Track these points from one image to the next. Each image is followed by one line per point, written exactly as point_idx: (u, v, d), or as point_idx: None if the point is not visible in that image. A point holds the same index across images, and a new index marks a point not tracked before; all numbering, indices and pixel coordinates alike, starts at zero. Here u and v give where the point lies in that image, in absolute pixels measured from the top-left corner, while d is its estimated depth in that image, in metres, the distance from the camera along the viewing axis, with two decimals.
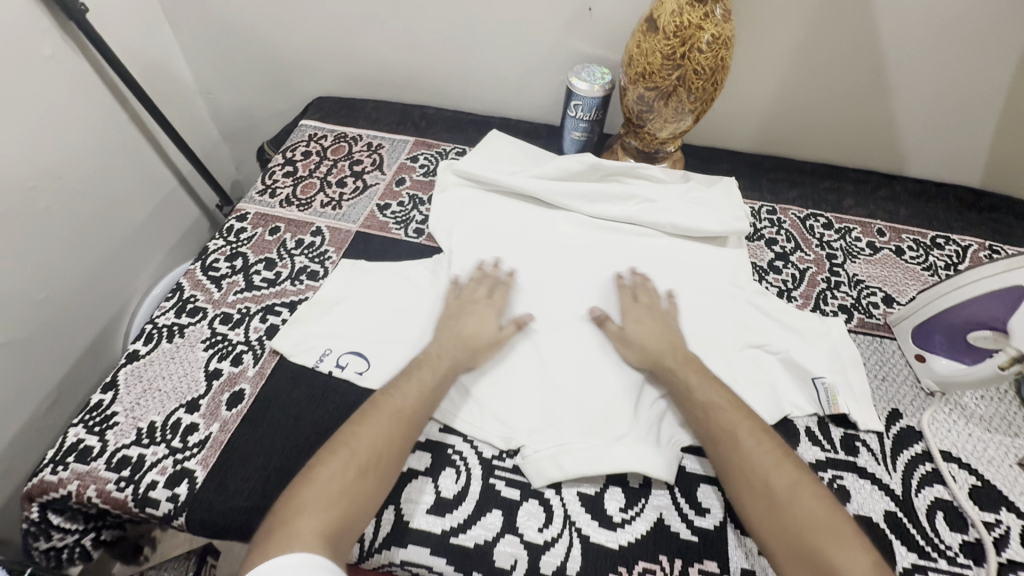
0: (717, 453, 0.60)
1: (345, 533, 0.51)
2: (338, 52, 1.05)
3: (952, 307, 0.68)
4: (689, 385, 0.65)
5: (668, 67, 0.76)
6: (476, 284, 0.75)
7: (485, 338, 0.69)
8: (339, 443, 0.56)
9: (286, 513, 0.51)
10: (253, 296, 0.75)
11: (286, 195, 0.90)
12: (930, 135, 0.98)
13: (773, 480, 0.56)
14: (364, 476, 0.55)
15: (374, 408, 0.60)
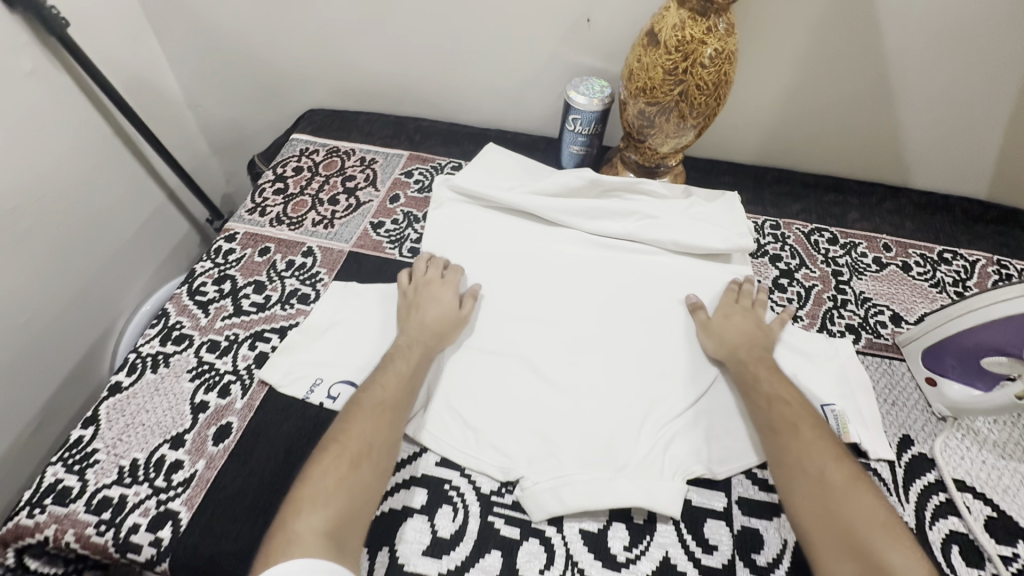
0: (772, 439, 0.60)
1: (348, 529, 0.51)
2: (330, 63, 1.02)
3: (964, 330, 0.67)
4: (761, 375, 0.66)
5: (670, 82, 0.74)
6: (426, 268, 0.76)
7: (448, 320, 0.70)
8: (330, 439, 0.57)
9: (286, 513, 0.51)
10: (242, 321, 0.73)
11: (276, 213, 0.87)
12: (936, 147, 0.96)
13: (828, 473, 0.56)
14: (359, 471, 0.55)
15: (356, 405, 0.60)
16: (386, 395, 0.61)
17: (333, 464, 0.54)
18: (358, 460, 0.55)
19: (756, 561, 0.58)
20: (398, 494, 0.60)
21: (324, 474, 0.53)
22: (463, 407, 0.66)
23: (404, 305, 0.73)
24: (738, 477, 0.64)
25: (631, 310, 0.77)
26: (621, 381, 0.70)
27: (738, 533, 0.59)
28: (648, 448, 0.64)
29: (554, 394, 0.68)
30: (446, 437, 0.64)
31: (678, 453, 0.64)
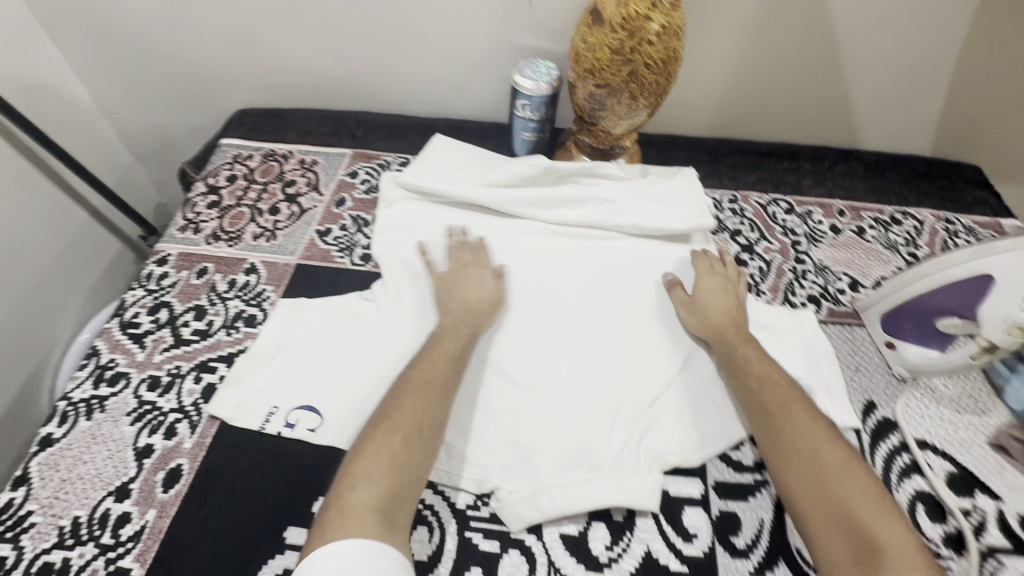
0: (765, 422, 0.60)
1: (398, 507, 0.52)
2: (258, 58, 0.94)
3: (922, 294, 0.68)
4: (749, 357, 0.66)
5: (618, 62, 0.71)
6: (457, 251, 0.76)
7: (490, 302, 0.71)
8: (382, 417, 0.57)
9: (340, 484, 0.52)
10: (184, 352, 0.67)
11: (211, 228, 0.81)
12: (882, 106, 0.96)
13: (822, 454, 0.56)
14: (408, 450, 0.55)
15: (407, 383, 0.61)
16: (435, 373, 0.62)
17: (385, 441, 0.55)
18: (409, 439, 0.56)
19: (735, 544, 0.58)
20: None
21: (379, 450, 0.54)
22: None
23: (440, 287, 0.73)
24: (713, 462, 0.64)
25: (597, 295, 0.76)
26: (591, 377, 0.68)
27: (716, 518, 0.60)
28: (622, 445, 0.63)
29: (524, 396, 0.66)
30: None
31: (653, 446, 0.64)
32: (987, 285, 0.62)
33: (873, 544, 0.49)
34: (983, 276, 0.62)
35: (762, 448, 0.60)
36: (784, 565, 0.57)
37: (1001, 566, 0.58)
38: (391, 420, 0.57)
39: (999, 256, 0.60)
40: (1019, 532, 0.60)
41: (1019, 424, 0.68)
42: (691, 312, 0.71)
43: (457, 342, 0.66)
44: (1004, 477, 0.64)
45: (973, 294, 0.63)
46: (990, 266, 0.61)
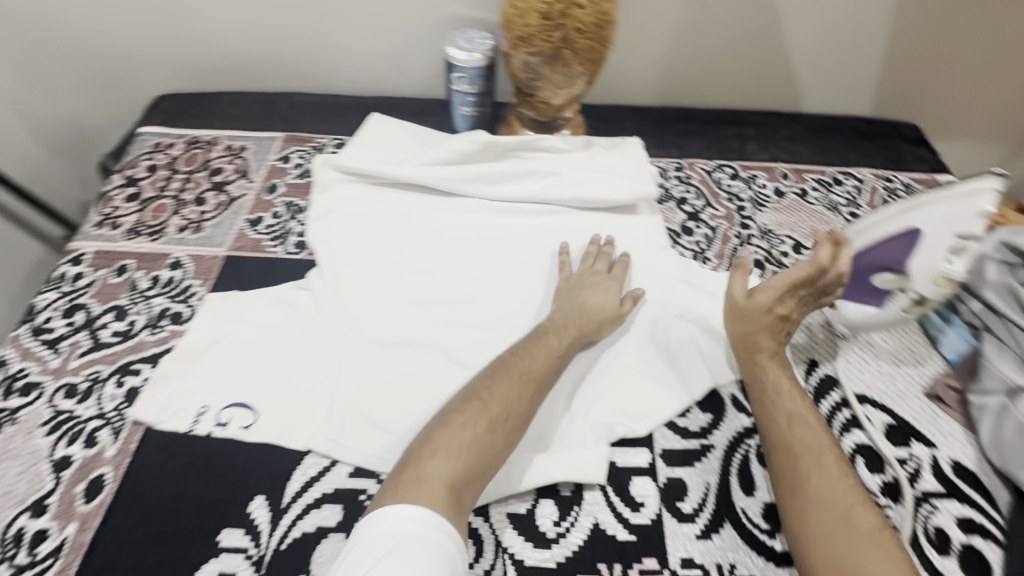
0: (794, 467, 0.57)
1: (466, 489, 0.52)
2: (177, 36, 0.90)
3: (856, 254, 0.67)
4: (782, 384, 0.63)
5: (548, 27, 0.69)
6: (591, 258, 0.74)
7: (612, 313, 0.68)
8: (473, 398, 0.58)
9: (421, 451, 0.53)
10: (104, 355, 0.63)
11: (131, 222, 0.76)
12: (822, 65, 0.96)
13: (853, 513, 0.53)
14: (493, 435, 0.55)
15: (505, 369, 0.61)
16: (534, 368, 0.62)
17: (471, 421, 0.56)
18: (494, 424, 0.56)
19: (682, 509, 0.58)
20: (309, 515, 0.55)
21: (462, 427, 0.55)
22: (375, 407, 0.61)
23: (568, 284, 0.72)
24: (660, 430, 0.64)
25: (544, 272, 0.74)
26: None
27: (663, 485, 0.60)
28: (567, 419, 0.62)
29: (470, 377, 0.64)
30: (357, 443, 0.59)
31: (598, 419, 0.63)
32: (917, 239, 0.63)
33: None
34: (911, 229, 0.63)
35: (779, 496, 0.57)
36: (729, 526, 0.58)
37: (935, 509, 0.60)
38: (485, 400, 0.58)
39: (926, 210, 0.62)
40: (950, 475, 0.63)
41: (952, 373, 0.70)
42: (743, 301, 0.67)
43: (561, 342, 0.65)
44: (937, 424, 0.67)
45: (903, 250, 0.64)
46: (918, 220, 0.63)
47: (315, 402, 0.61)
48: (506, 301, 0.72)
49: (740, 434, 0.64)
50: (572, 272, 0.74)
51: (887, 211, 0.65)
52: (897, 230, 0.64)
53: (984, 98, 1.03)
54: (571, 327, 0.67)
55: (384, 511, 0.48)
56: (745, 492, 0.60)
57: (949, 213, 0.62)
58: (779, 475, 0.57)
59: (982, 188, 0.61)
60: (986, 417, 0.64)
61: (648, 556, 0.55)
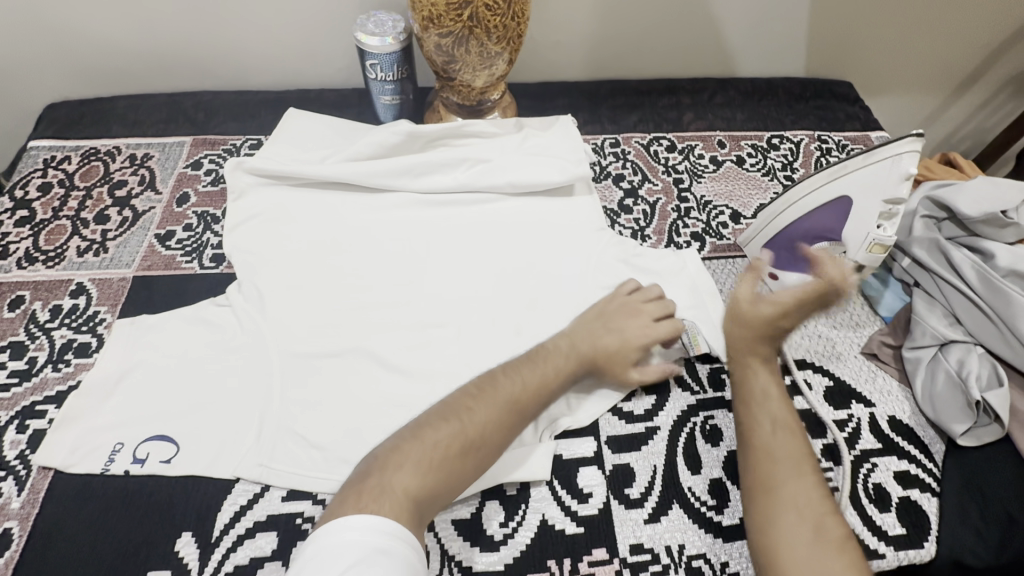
0: (769, 471, 0.54)
1: (428, 506, 0.49)
2: (57, 36, 0.82)
3: (793, 223, 0.67)
4: (769, 390, 0.59)
5: (456, 4, 0.65)
6: (640, 296, 0.67)
7: (618, 355, 0.63)
8: (452, 414, 0.54)
9: (386, 461, 0.50)
10: (1, 399, 0.58)
11: (24, 249, 0.70)
12: (751, 28, 0.94)
13: (826, 524, 0.50)
14: (466, 457, 0.52)
15: (492, 388, 0.57)
16: (520, 393, 0.57)
17: (440, 436, 0.52)
18: (468, 445, 0.53)
19: (629, 495, 0.58)
20: (242, 547, 0.52)
21: (434, 443, 0.52)
22: (306, 424, 0.58)
23: (589, 313, 0.66)
24: (605, 417, 0.63)
25: (479, 263, 0.72)
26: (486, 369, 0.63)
27: (610, 473, 0.59)
28: None
29: (405, 382, 0.61)
30: (289, 464, 0.56)
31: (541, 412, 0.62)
32: (846, 206, 0.63)
33: None
34: (840, 197, 0.63)
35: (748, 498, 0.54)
36: (677, 507, 0.57)
37: (874, 467, 0.62)
38: (466, 411, 0.54)
39: (850, 175, 0.62)
40: (887, 431, 0.64)
41: (887, 330, 0.71)
42: (745, 304, 0.61)
43: (555, 366, 0.61)
44: (875, 382, 0.68)
45: (836, 217, 0.64)
46: (847, 185, 0.63)
47: (240, 427, 0.58)
48: (491, 309, 0.68)
49: (684, 413, 0.64)
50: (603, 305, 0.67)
51: (819, 178, 0.64)
52: (825, 198, 0.64)
53: (910, 51, 1.04)
54: (573, 355, 0.62)
55: (338, 519, 0.45)
56: (692, 471, 0.60)
57: (874, 177, 0.61)
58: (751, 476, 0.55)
59: (906, 149, 0.60)
60: (919, 371, 0.65)
61: (597, 546, 0.55)
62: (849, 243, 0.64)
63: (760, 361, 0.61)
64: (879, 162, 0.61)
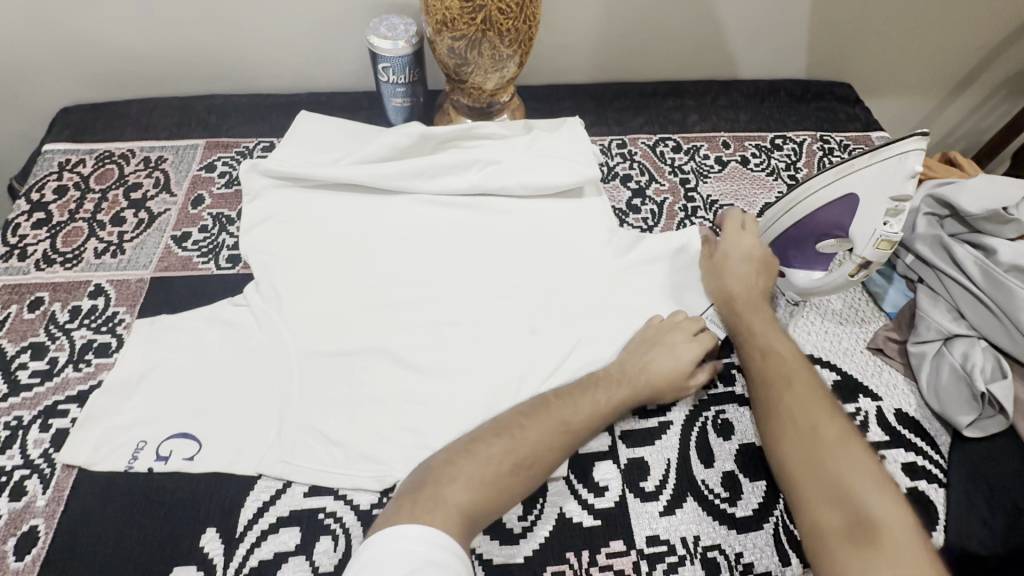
0: (765, 391, 0.59)
1: (478, 521, 0.50)
2: (69, 41, 0.82)
3: (799, 221, 0.70)
4: (757, 326, 0.65)
5: (469, 9, 0.67)
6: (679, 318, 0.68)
7: (673, 382, 0.63)
8: (505, 429, 0.55)
9: (441, 473, 0.51)
10: (23, 399, 0.59)
11: (42, 251, 0.71)
12: (753, 31, 0.96)
13: (822, 427, 0.54)
14: (515, 477, 0.52)
15: (545, 410, 0.57)
16: (575, 417, 0.57)
17: (492, 455, 0.53)
18: (519, 465, 0.53)
19: (644, 488, 0.59)
20: (266, 541, 0.53)
21: (487, 461, 0.52)
22: (326, 422, 0.59)
23: (640, 338, 0.66)
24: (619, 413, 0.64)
25: (493, 262, 0.73)
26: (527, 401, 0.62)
27: (625, 467, 0.60)
28: None
29: (422, 380, 0.62)
30: (310, 461, 0.57)
31: None
32: (852, 203, 0.65)
33: (870, 529, 0.47)
34: (846, 193, 0.65)
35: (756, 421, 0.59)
36: (692, 500, 0.58)
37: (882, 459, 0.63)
38: (520, 427, 0.55)
39: (856, 175, 0.64)
40: (894, 424, 0.65)
41: (893, 325, 0.72)
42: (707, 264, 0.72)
43: (611, 396, 0.60)
44: (882, 376, 0.69)
45: (843, 214, 0.66)
46: (853, 184, 0.64)
47: (261, 425, 0.58)
48: (505, 308, 0.69)
49: (696, 407, 0.65)
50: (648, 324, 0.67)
51: (824, 177, 0.66)
52: (832, 197, 0.66)
53: (910, 53, 1.06)
54: (628, 383, 0.61)
55: (393, 528, 0.46)
56: (705, 464, 0.61)
57: (881, 177, 0.62)
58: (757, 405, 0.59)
59: (912, 146, 0.60)
60: (924, 365, 0.67)
61: (614, 539, 0.56)
62: (856, 241, 0.65)
63: (743, 304, 0.67)
64: (883, 161, 0.62)
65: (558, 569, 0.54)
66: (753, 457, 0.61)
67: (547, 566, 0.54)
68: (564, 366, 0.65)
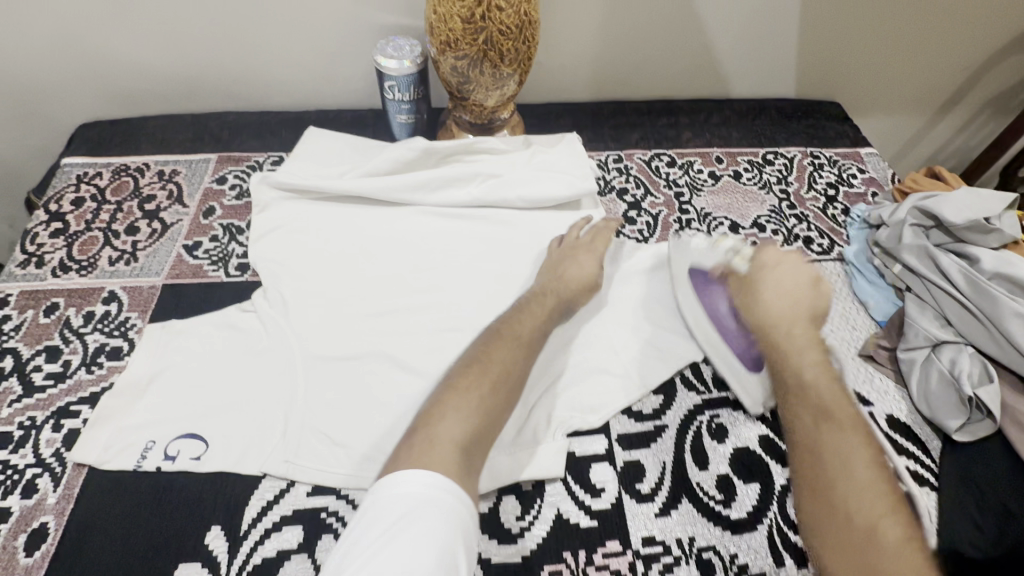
0: (810, 429, 0.59)
1: (478, 446, 0.53)
2: (91, 62, 0.87)
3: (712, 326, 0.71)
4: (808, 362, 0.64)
5: (471, 30, 0.70)
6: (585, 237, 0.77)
7: (587, 285, 0.71)
8: (476, 362, 0.60)
9: (429, 415, 0.54)
10: (37, 400, 0.61)
11: (58, 260, 0.73)
12: (744, 54, 1.00)
13: (862, 482, 0.54)
14: (498, 394, 0.57)
15: (499, 339, 0.63)
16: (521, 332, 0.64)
17: (475, 386, 0.57)
18: (497, 385, 0.58)
19: (640, 490, 0.60)
20: (269, 539, 0.54)
21: (469, 392, 0.56)
22: (331, 424, 0.60)
23: (554, 254, 0.74)
24: (615, 417, 0.65)
25: (492, 269, 0.75)
26: (535, 398, 0.65)
27: (621, 469, 0.62)
28: (521, 420, 0.63)
29: (422, 383, 0.64)
30: (314, 461, 0.58)
31: (553, 413, 0.64)
32: (699, 269, 0.75)
33: None
34: (688, 274, 0.75)
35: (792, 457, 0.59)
36: (686, 501, 0.60)
37: None
38: (488, 358, 0.60)
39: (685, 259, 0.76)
40: (887, 429, 0.67)
41: (882, 332, 0.74)
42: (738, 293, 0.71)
43: (543, 312, 0.68)
44: (873, 383, 0.70)
45: (704, 287, 0.73)
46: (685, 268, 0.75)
47: (267, 424, 0.60)
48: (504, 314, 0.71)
49: (690, 412, 0.66)
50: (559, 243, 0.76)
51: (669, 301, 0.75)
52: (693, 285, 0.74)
53: (896, 73, 1.10)
54: (550, 292, 0.70)
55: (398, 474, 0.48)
56: (700, 467, 0.62)
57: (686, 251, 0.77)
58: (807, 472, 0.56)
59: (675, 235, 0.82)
60: (914, 371, 0.68)
61: (611, 539, 0.57)
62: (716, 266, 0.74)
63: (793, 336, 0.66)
64: (700, 241, 0.77)
65: (556, 568, 0.55)
66: (747, 461, 0.63)
67: (544, 566, 0.55)
68: (562, 365, 0.68)
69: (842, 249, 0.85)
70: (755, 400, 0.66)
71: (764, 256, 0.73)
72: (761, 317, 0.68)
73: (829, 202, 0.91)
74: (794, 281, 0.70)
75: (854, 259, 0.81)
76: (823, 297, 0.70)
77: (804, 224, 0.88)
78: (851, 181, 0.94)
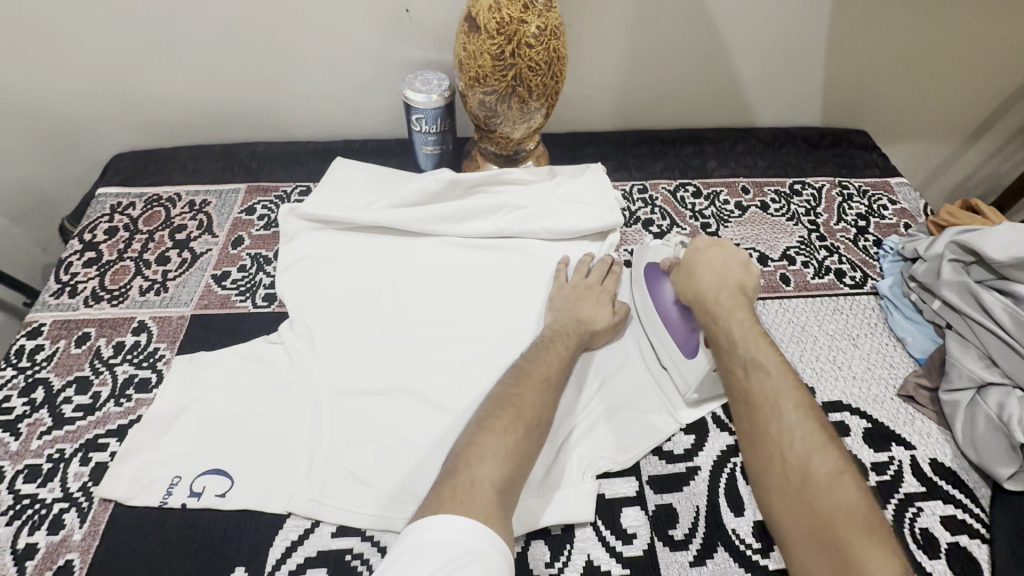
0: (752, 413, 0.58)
1: (511, 493, 0.51)
2: (130, 97, 0.89)
3: (658, 317, 0.69)
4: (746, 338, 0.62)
5: (500, 66, 0.71)
6: (597, 270, 0.76)
7: (605, 323, 0.70)
8: (506, 401, 0.57)
9: (468, 455, 0.51)
10: (66, 433, 0.61)
11: (91, 290, 0.74)
12: (769, 85, 1.00)
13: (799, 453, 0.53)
14: (531, 436, 0.55)
15: (525, 376, 0.61)
16: (551, 370, 0.62)
17: (510, 427, 0.54)
18: (531, 426, 0.56)
19: (674, 537, 0.58)
20: None
21: (505, 432, 0.54)
22: (356, 461, 0.60)
23: (563, 294, 0.73)
24: (646, 458, 0.64)
25: (517, 301, 0.74)
26: (563, 438, 0.63)
27: (653, 513, 0.59)
28: (549, 459, 0.61)
29: (447, 419, 0.63)
30: (340, 501, 0.57)
31: (583, 454, 0.62)
32: (652, 267, 0.73)
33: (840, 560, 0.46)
34: (643, 271, 0.74)
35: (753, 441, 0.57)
36: (722, 550, 0.57)
37: (920, 511, 0.61)
38: (516, 397, 0.58)
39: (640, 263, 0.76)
40: (930, 475, 0.64)
41: (923, 371, 0.71)
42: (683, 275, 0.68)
43: (567, 349, 0.66)
44: (914, 425, 0.68)
45: (653, 279, 0.72)
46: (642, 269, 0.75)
47: (293, 462, 0.59)
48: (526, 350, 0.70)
49: (723, 454, 0.64)
50: (568, 281, 0.75)
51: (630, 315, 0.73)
52: (643, 286, 0.73)
53: (923, 102, 1.08)
54: (574, 330, 0.68)
55: (435, 519, 0.45)
56: (735, 512, 0.60)
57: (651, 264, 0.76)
58: (755, 447, 0.56)
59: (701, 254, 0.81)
60: (958, 414, 0.65)
61: None
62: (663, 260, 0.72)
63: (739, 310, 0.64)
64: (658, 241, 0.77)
65: None
66: None
67: None
68: (589, 405, 0.66)
69: (875, 282, 0.83)
70: (688, 387, 0.65)
71: (698, 241, 0.70)
72: (696, 291, 0.66)
73: (860, 233, 0.89)
74: (727, 260, 0.68)
75: (889, 292, 0.80)
76: (753, 276, 0.68)
77: (835, 256, 0.86)
78: (882, 213, 0.92)
